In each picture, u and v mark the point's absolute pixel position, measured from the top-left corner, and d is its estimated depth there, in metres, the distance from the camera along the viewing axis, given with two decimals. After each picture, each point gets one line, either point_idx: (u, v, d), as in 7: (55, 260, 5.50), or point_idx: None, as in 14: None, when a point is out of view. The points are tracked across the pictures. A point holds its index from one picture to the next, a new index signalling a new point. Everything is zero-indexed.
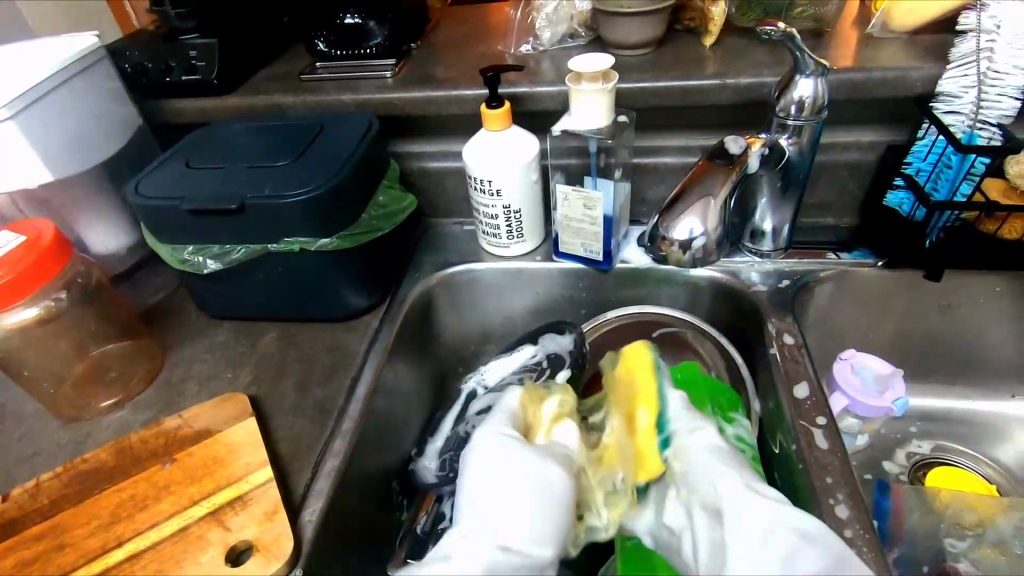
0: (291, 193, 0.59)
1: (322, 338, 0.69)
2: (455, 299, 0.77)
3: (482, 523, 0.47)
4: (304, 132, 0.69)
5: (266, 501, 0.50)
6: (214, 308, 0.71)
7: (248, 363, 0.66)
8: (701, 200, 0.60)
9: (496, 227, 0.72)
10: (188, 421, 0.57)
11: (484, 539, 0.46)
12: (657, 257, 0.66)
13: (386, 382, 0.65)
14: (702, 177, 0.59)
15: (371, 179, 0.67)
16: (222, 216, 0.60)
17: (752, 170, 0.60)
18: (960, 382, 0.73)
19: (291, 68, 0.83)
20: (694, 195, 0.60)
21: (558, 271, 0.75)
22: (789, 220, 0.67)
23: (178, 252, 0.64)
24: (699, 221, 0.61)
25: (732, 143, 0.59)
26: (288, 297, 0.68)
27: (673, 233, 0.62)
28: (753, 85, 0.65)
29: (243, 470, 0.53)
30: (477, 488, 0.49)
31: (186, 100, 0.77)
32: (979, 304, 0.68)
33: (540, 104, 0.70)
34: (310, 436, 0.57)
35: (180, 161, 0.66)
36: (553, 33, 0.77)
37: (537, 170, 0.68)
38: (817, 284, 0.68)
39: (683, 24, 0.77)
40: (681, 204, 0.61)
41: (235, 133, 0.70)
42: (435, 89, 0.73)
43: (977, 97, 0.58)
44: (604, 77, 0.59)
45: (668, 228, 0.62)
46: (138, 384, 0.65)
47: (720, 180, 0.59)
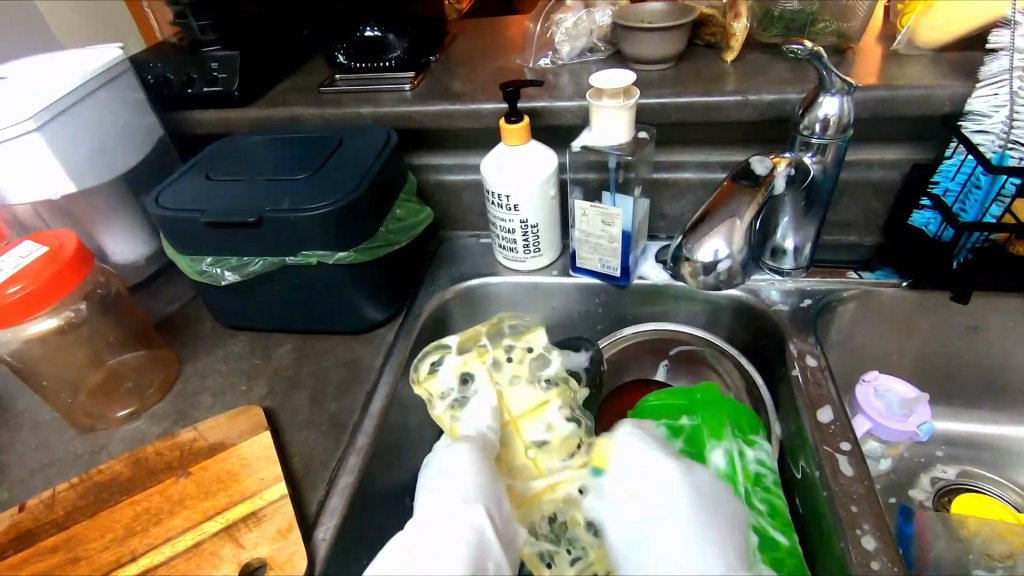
0: (310, 207, 0.59)
1: (337, 350, 0.69)
2: (470, 313, 0.77)
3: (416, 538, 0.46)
4: (323, 145, 0.69)
5: (280, 518, 0.50)
6: (231, 319, 0.71)
7: (264, 375, 0.66)
8: (727, 221, 0.57)
9: (512, 241, 0.72)
10: (203, 434, 0.57)
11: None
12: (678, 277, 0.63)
13: (400, 396, 0.65)
14: (727, 198, 0.57)
15: (389, 192, 0.67)
16: (241, 228, 0.60)
17: (777, 191, 0.58)
18: (986, 406, 0.71)
19: (311, 80, 0.83)
20: (719, 216, 0.57)
21: (574, 286, 0.74)
22: (811, 239, 0.65)
23: (196, 263, 0.64)
24: (723, 243, 0.58)
25: (758, 164, 0.57)
26: (306, 310, 0.68)
27: (697, 256, 0.59)
28: (776, 102, 0.64)
29: (258, 485, 0.52)
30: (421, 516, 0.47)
31: (207, 111, 0.77)
32: (1008, 327, 0.66)
33: (559, 119, 0.70)
34: (325, 450, 0.57)
35: (200, 172, 0.66)
36: (572, 47, 0.77)
37: (555, 185, 0.68)
38: (839, 303, 0.67)
39: (704, 39, 0.77)
40: (706, 225, 0.58)
41: (255, 144, 0.70)
42: (454, 103, 0.73)
43: (1008, 116, 0.56)
44: (625, 93, 0.59)
45: (691, 250, 0.59)
46: (154, 394, 0.65)
47: (745, 202, 0.57)
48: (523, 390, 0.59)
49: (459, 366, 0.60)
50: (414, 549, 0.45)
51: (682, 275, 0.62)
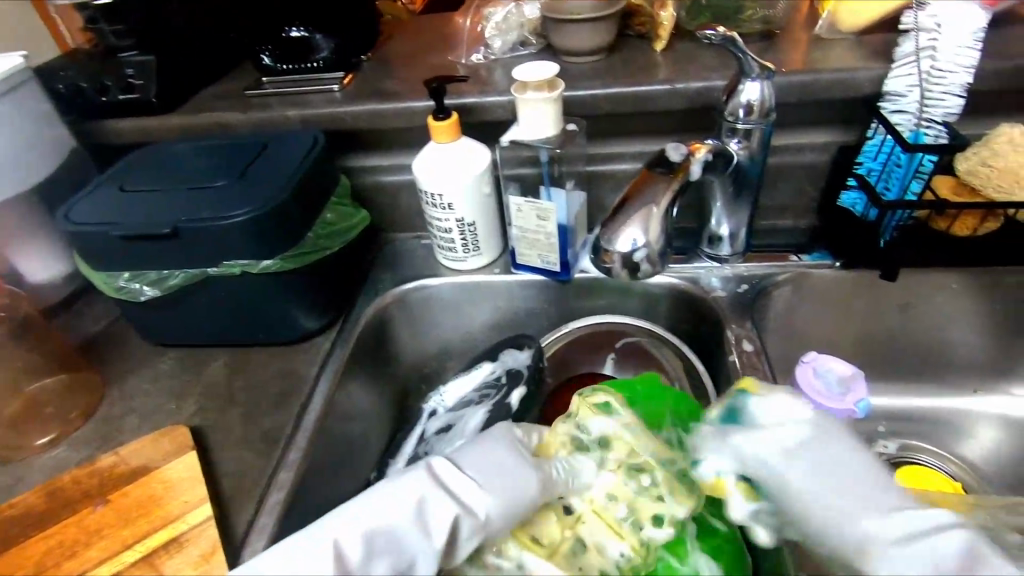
0: (230, 215, 0.57)
1: (272, 362, 0.66)
2: (412, 316, 0.75)
3: (381, 513, 0.41)
4: (246, 150, 0.66)
5: (203, 541, 0.48)
6: (160, 336, 0.67)
7: (194, 393, 0.63)
8: (643, 209, 0.53)
9: (450, 240, 0.70)
10: (125, 458, 0.54)
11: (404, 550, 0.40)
12: (602, 271, 0.56)
13: (338, 407, 0.63)
14: (643, 184, 0.53)
15: (318, 196, 0.65)
16: (157, 240, 0.57)
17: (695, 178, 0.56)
18: (923, 379, 0.73)
19: (237, 83, 0.80)
20: (638, 203, 0.53)
21: (516, 284, 0.73)
22: (745, 224, 0.66)
23: (112, 279, 0.61)
24: (641, 232, 0.53)
25: (673, 151, 0.55)
26: (235, 322, 0.65)
27: (615, 245, 0.53)
28: (703, 91, 0.65)
29: (181, 508, 0.50)
30: (460, 472, 0.43)
31: (126, 120, 0.74)
32: (937, 301, 0.68)
33: (490, 115, 0.69)
34: (255, 466, 0.55)
35: (114, 184, 0.63)
36: (503, 41, 0.76)
37: (490, 181, 0.67)
38: (775, 287, 0.67)
39: (635, 29, 0.76)
40: (622, 213, 0.54)
41: (175, 152, 0.67)
42: (384, 102, 0.71)
43: (921, 96, 0.58)
44: (549, 85, 0.58)
45: (609, 240, 0.54)
46: (76, 419, 0.62)
47: (663, 189, 0.53)
48: (620, 511, 0.45)
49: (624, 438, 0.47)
50: (431, 499, 0.41)
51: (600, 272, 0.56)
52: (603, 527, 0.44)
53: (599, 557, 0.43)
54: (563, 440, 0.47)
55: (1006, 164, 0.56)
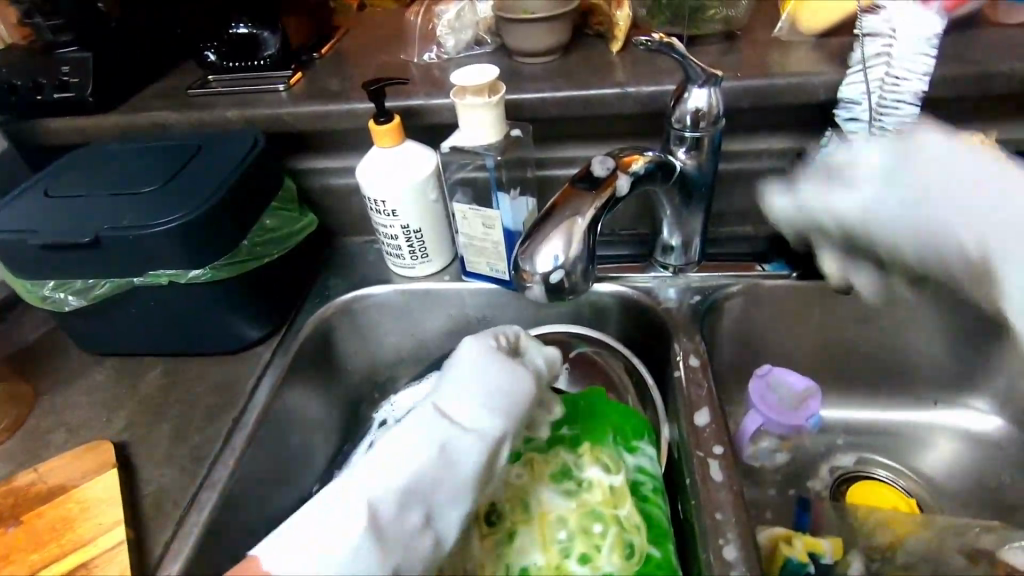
0: (154, 223, 0.55)
1: (208, 373, 0.64)
2: (361, 325, 0.73)
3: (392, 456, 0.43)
4: (181, 152, 0.64)
5: (113, 568, 0.46)
6: (94, 345, 0.65)
7: (126, 406, 0.61)
8: (566, 221, 0.49)
9: (397, 247, 0.68)
10: (43, 476, 0.52)
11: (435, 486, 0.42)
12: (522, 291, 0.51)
13: (274, 421, 0.61)
14: (566, 197, 0.50)
15: (255, 202, 0.63)
16: (79, 249, 0.55)
17: (622, 196, 0.53)
18: (883, 391, 0.71)
19: (183, 81, 0.77)
20: (559, 215, 0.49)
21: (467, 292, 0.71)
22: (698, 233, 0.64)
23: (37, 288, 0.58)
24: (562, 246, 0.49)
25: (598, 166, 0.52)
26: (170, 331, 0.63)
27: (535, 262, 0.49)
28: (655, 95, 0.63)
29: (94, 532, 0.48)
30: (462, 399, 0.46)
31: (62, 119, 0.71)
32: (894, 314, 0.66)
33: (437, 117, 0.66)
34: (180, 485, 0.53)
35: (40, 188, 0.60)
36: (457, 40, 0.74)
37: (436, 187, 0.65)
38: (729, 298, 0.65)
39: (593, 29, 0.74)
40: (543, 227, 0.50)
41: (108, 154, 0.65)
42: (329, 103, 0.69)
43: (874, 103, 0.56)
44: (490, 90, 0.56)
45: (528, 257, 0.49)
46: (2, 432, 0.60)
47: (588, 201, 0.50)
48: (560, 533, 0.49)
49: (610, 489, 0.51)
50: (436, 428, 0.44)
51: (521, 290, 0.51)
52: (537, 537, 0.49)
53: (520, 560, 0.48)
54: (556, 462, 0.53)
55: None
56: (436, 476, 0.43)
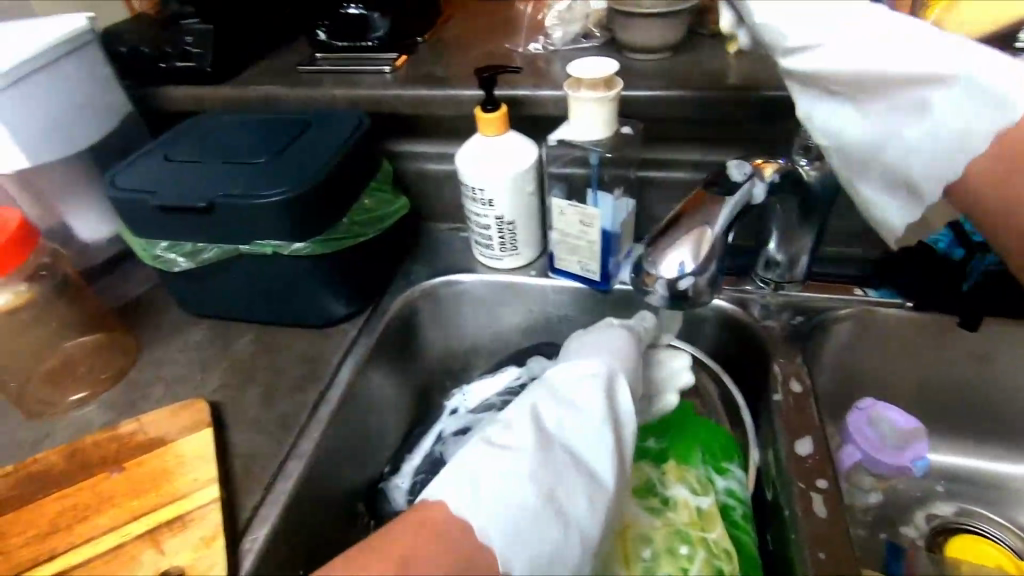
0: (265, 193, 0.56)
1: (296, 344, 0.65)
2: (442, 312, 0.73)
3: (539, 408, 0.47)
4: (291, 127, 0.65)
5: (206, 525, 0.47)
6: (192, 306, 0.68)
7: (218, 368, 0.64)
8: (697, 229, 0.47)
9: (488, 238, 0.68)
10: (144, 427, 0.55)
11: (584, 451, 0.45)
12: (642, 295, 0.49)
13: (356, 398, 0.61)
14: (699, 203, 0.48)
15: (356, 180, 0.64)
16: (194, 214, 0.57)
17: (755, 202, 0.49)
18: (996, 440, 0.65)
19: (292, 57, 0.79)
20: (689, 222, 0.47)
21: (552, 289, 0.70)
22: (807, 251, 0.60)
23: (151, 247, 0.61)
24: (690, 255, 0.47)
25: (735, 169, 0.49)
26: (264, 300, 0.65)
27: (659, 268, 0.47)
28: (775, 101, 0.59)
29: (189, 487, 0.50)
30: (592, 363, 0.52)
31: (181, 87, 0.74)
32: (1022, 358, 0.60)
33: (542, 110, 0.65)
34: (268, 451, 0.54)
35: (161, 152, 0.63)
36: (564, 32, 0.72)
37: (534, 180, 0.64)
38: (834, 322, 0.61)
39: (708, 27, 0.70)
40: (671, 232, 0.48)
41: (222, 124, 0.67)
42: (434, 88, 0.69)
43: None
44: (606, 84, 0.54)
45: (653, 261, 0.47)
46: (106, 380, 0.63)
47: (720, 210, 0.47)
48: (645, 551, 0.46)
49: (697, 511, 0.49)
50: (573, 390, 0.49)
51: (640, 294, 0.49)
52: (617, 552, 0.46)
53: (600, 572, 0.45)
54: (640, 476, 0.51)
55: None
56: (582, 441, 0.45)
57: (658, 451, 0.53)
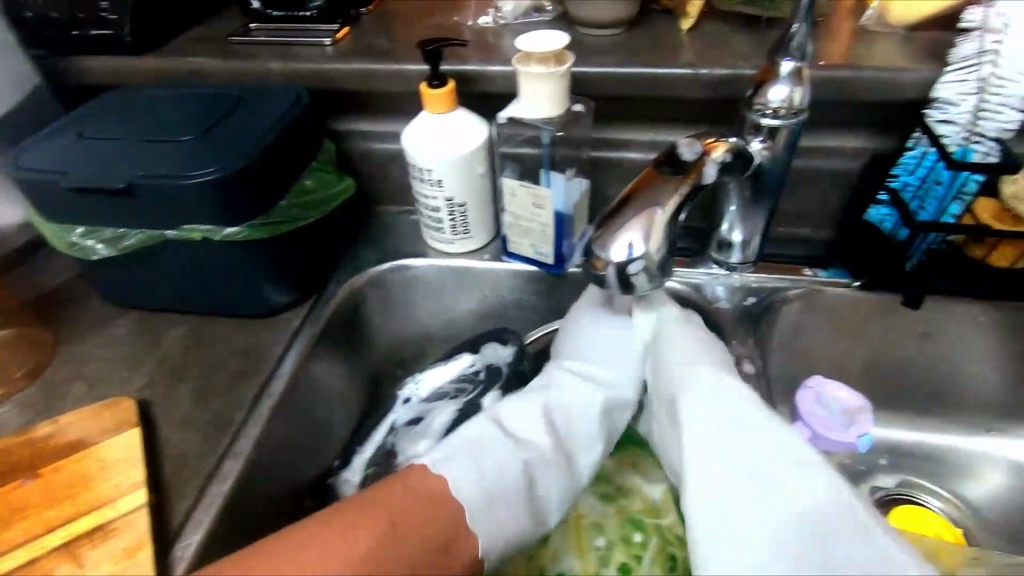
0: (191, 173, 0.51)
1: (234, 336, 0.61)
2: (393, 298, 0.70)
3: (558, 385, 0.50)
4: (221, 102, 0.60)
5: (130, 533, 0.44)
6: (118, 296, 0.63)
7: (148, 363, 0.59)
8: (645, 210, 0.44)
9: (438, 221, 0.65)
10: (62, 430, 0.50)
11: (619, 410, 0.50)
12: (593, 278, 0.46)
13: (300, 390, 0.58)
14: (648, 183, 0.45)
15: (295, 160, 0.60)
16: (112, 195, 0.52)
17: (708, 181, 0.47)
18: (935, 414, 0.67)
19: (224, 27, 0.73)
20: (639, 203, 0.44)
21: (505, 273, 0.68)
22: (760, 231, 0.60)
23: (64, 234, 0.56)
24: (641, 236, 0.44)
25: (686, 148, 0.46)
26: (198, 290, 0.60)
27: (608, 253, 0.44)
28: (728, 79, 0.58)
29: (112, 493, 0.46)
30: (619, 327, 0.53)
31: (99, 58, 0.68)
32: (960, 334, 0.62)
33: (492, 86, 0.62)
34: (201, 451, 0.51)
35: (72, 129, 0.57)
36: (515, 6, 0.69)
37: (486, 160, 0.61)
38: (785, 303, 0.62)
39: (662, 5, 0.69)
40: (620, 214, 0.44)
41: (144, 99, 0.62)
42: (378, 62, 0.65)
43: (975, 106, 0.51)
44: (556, 59, 0.52)
45: (602, 246, 0.44)
46: (20, 379, 0.58)
47: (671, 189, 0.44)
48: (599, 539, 0.47)
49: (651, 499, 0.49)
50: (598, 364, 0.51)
51: (590, 280, 0.46)
52: (570, 541, 0.47)
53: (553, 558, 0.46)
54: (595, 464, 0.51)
55: None
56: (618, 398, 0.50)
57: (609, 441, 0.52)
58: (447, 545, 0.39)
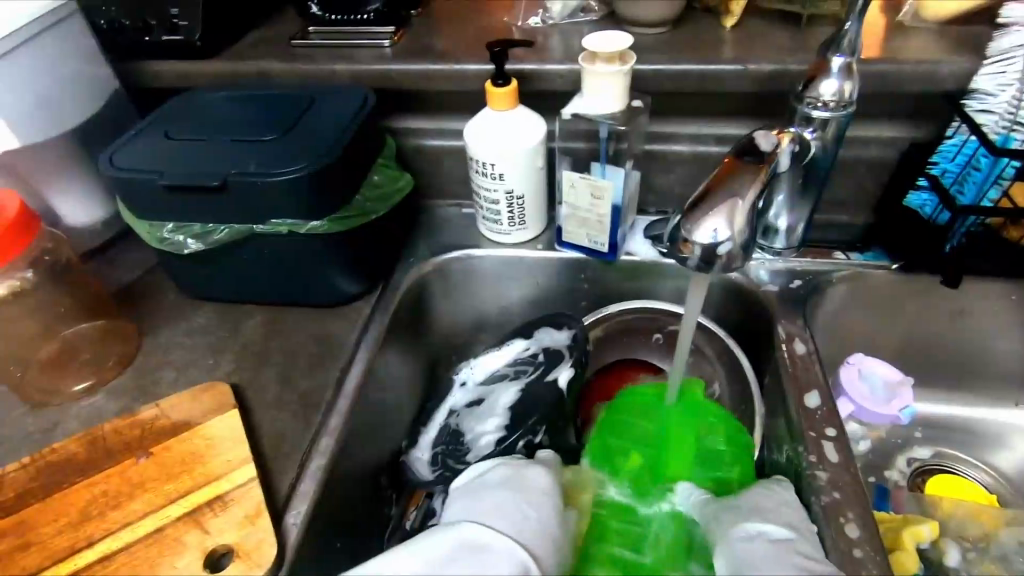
0: (281, 171, 0.55)
1: (309, 324, 0.65)
2: (450, 288, 0.74)
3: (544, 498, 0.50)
4: (293, 104, 0.64)
5: (248, 501, 0.48)
6: (197, 289, 0.66)
7: (231, 350, 0.63)
8: (728, 198, 0.47)
9: (497, 213, 0.68)
10: (167, 411, 0.54)
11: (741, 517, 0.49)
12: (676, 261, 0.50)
13: (377, 374, 0.62)
14: (729, 173, 0.47)
15: (366, 157, 0.63)
16: (205, 193, 0.56)
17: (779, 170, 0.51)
18: (967, 389, 0.71)
19: (282, 31, 0.77)
20: (723, 191, 0.47)
21: (559, 262, 0.71)
22: (805, 218, 0.64)
23: (156, 229, 0.60)
24: (724, 223, 0.47)
25: (763, 140, 0.50)
26: (276, 281, 0.64)
27: (696, 237, 0.47)
28: (775, 74, 0.62)
29: (225, 467, 0.50)
30: None
31: (168, 63, 0.71)
32: (994, 312, 0.65)
33: (548, 84, 0.66)
34: (296, 430, 0.55)
35: (159, 130, 0.61)
36: (564, 5, 0.72)
37: (544, 155, 0.65)
38: (829, 285, 0.65)
39: (703, 3, 0.72)
40: (703, 203, 0.48)
41: (220, 101, 0.65)
42: (437, 63, 0.68)
43: (1016, 95, 0.55)
44: (620, 58, 0.56)
45: (689, 230, 0.47)
46: (114, 367, 0.62)
47: (752, 179, 0.48)
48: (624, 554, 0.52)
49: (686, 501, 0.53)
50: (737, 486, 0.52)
51: (675, 262, 0.49)
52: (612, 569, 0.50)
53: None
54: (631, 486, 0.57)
55: None
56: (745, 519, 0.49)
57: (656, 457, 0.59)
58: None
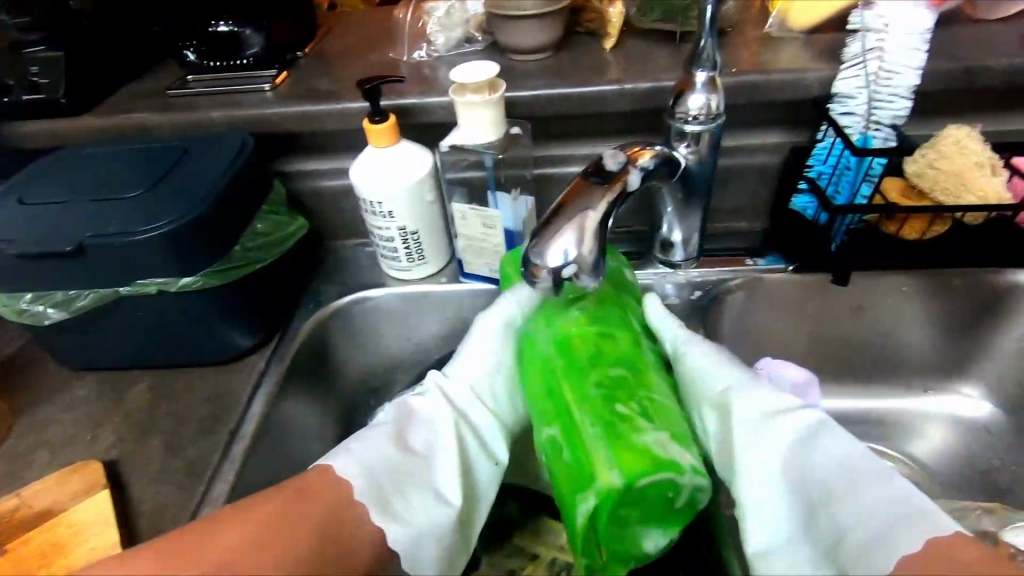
0: (139, 230, 0.52)
1: (200, 385, 0.61)
2: (356, 330, 0.71)
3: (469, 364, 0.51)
4: (164, 156, 0.61)
5: None
6: (74, 358, 0.62)
7: (113, 421, 0.59)
8: (577, 215, 0.47)
9: (393, 250, 0.66)
10: (28, 500, 0.50)
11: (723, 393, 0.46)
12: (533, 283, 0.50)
13: (273, 432, 0.59)
14: (576, 192, 0.48)
15: (246, 205, 0.60)
16: (58, 260, 0.52)
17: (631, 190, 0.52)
18: (878, 381, 0.72)
19: (161, 81, 0.74)
20: (572, 210, 0.47)
21: (464, 294, 0.70)
22: (697, 229, 0.64)
23: (13, 302, 0.56)
24: (574, 242, 0.46)
25: (610, 160, 0.50)
26: (158, 343, 0.60)
27: (546, 259, 0.46)
28: (651, 91, 0.62)
29: (89, 556, 0.46)
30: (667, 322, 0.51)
31: (35, 122, 0.68)
32: (888, 304, 0.67)
33: (432, 116, 0.65)
34: (177, 505, 0.51)
35: (13, 195, 0.57)
36: (447, 38, 0.72)
37: (433, 188, 0.64)
38: (728, 294, 0.66)
39: (585, 26, 0.73)
40: (554, 223, 0.47)
41: (87, 158, 0.62)
42: (319, 104, 0.67)
43: (870, 97, 0.58)
44: (489, 86, 0.55)
45: (540, 253, 0.46)
46: None
47: (600, 195, 0.48)
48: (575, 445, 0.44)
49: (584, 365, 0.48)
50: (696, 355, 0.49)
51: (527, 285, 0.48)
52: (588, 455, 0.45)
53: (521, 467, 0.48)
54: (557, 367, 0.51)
55: (952, 166, 0.56)
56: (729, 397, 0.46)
57: (544, 365, 0.47)
58: (333, 541, 0.42)
